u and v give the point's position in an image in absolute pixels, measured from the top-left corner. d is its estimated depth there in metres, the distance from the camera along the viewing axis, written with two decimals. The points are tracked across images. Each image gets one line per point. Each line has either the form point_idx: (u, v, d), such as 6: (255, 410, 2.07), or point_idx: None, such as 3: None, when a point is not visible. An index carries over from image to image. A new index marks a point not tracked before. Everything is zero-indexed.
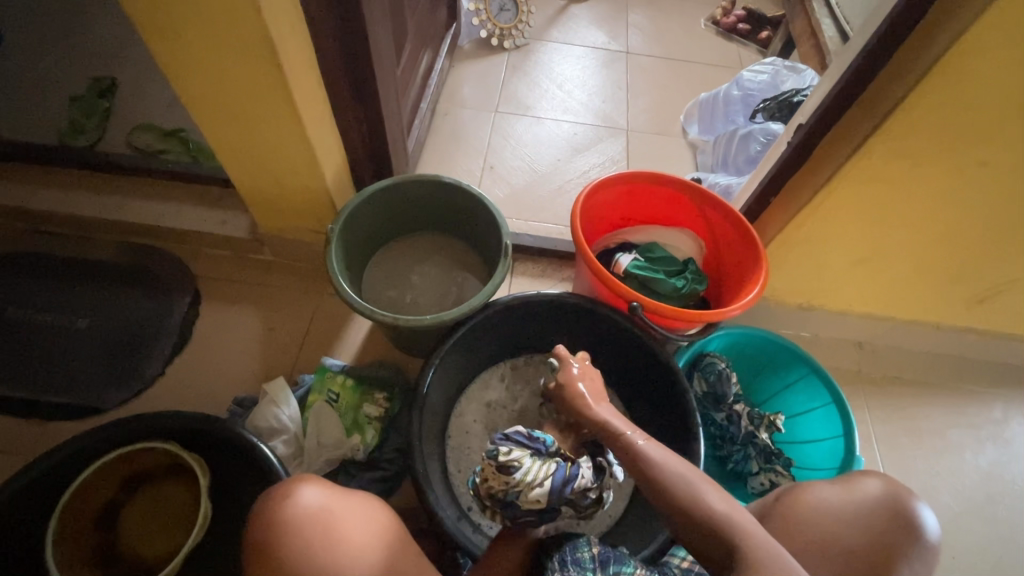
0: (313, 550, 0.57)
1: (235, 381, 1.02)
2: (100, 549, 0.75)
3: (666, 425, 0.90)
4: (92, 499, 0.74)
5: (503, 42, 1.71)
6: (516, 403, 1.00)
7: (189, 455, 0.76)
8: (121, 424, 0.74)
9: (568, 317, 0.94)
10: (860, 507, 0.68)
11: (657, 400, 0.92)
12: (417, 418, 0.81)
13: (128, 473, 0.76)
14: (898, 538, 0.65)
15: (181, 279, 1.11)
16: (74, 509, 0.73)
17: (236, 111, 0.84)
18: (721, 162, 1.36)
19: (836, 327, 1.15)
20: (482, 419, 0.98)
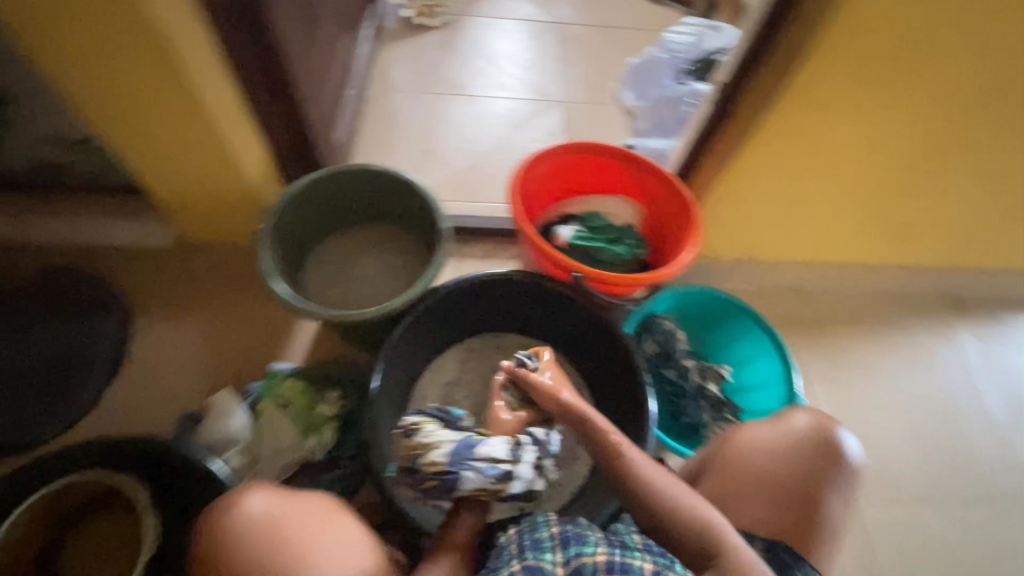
0: (261, 556, 0.57)
1: (180, 398, 0.99)
2: None
3: (618, 389, 0.93)
4: (31, 541, 0.72)
5: (429, 20, 1.67)
6: (473, 384, 1.01)
7: (118, 476, 0.73)
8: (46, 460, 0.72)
9: (516, 293, 0.94)
10: (790, 441, 0.72)
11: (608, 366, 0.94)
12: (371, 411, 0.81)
13: (63, 507, 0.74)
14: (826, 466, 0.70)
15: (106, 297, 1.05)
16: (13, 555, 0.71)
17: None
18: (655, 126, 1.37)
19: (773, 276, 1.21)
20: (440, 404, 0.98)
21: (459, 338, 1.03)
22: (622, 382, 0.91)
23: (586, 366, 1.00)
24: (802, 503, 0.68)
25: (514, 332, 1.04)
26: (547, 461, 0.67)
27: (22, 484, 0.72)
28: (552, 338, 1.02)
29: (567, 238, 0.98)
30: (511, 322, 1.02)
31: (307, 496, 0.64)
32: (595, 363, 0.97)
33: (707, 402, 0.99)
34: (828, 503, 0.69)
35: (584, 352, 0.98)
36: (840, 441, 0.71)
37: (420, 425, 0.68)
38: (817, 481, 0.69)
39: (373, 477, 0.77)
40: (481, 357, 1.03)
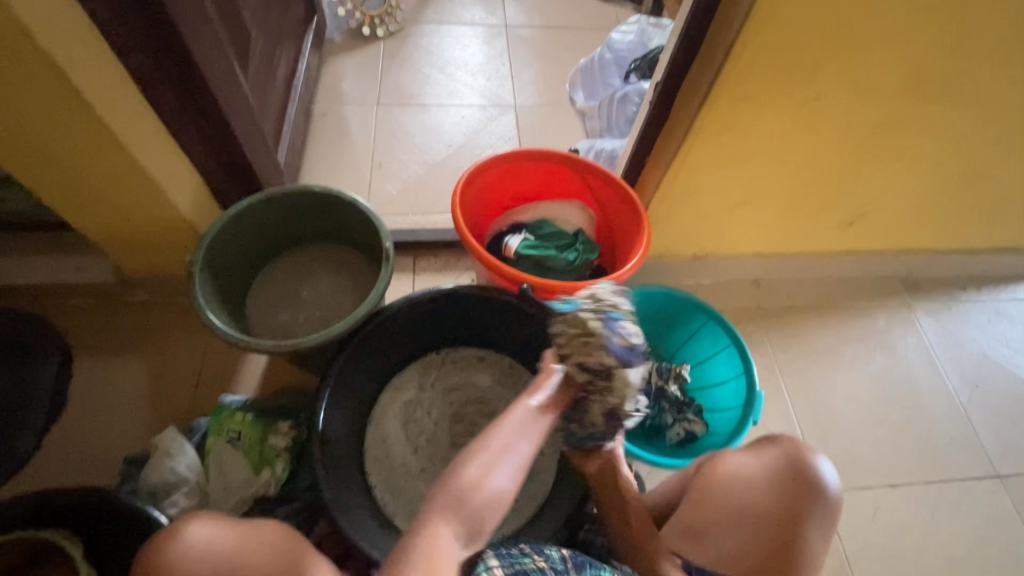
0: None
1: (124, 439, 0.94)
2: None
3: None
4: None
5: (376, 30, 1.64)
6: (433, 404, 0.99)
7: (47, 531, 0.70)
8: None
9: (467, 307, 0.92)
10: (771, 475, 0.69)
11: None
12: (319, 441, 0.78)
13: None
14: (805, 499, 0.67)
15: (43, 340, 1.00)
16: None
17: (47, 146, 0.75)
18: (607, 126, 1.36)
19: (731, 270, 1.20)
20: (400, 429, 0.96)
21: (416, 357, 1.00)
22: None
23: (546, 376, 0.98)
24: (784, 543, 0.65)
25: (472, 347, 1.02)
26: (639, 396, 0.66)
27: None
28: (510, 349, 1.00)
29: (517, 247, 0.97)
30: (468, 337, 1.00)
31: (253, 521, 0.64)
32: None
33: (669, 404, 0.98)
34: (811, 540, 0.66)
35: (542, 362, 0.97)
36: (821, 473, 0.68)
37: (603, 296, 0.68)
38: (795, 514, 0.66)
39: (324, 508, 0.76)
40: (439, 375, 1.00)
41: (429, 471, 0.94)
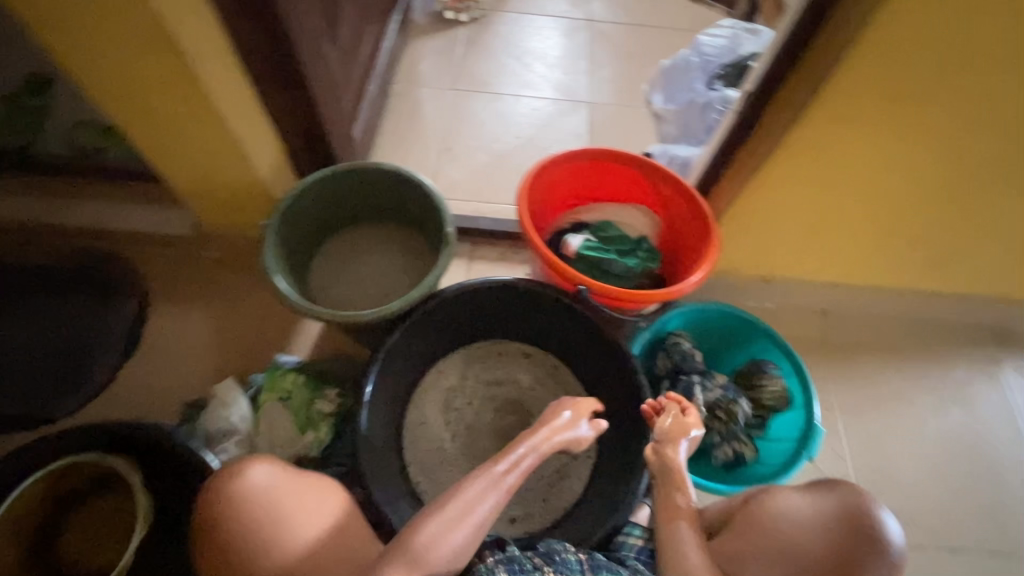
0: (259, 526, 0.61)
1: (187, 384, 1.01)
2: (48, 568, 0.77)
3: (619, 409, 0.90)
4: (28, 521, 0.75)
5: (460, 16, 1.65)
6: (473, 392, 0.99)
7: (113, 459, 0.76)
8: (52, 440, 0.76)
9: (519, 302, 0.92)
10: (821, 514, 0.66)
11: (611, 383, 0.91)
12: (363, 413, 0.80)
13: (61, 490, 0.77)
14: (862, 553, 0.61)
15: (127, 282, 1.08)
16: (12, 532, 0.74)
17: (150, 104, 0.80)
18: (682, 132, 1.31)
19: (797, 296, 1.14)
20: (439, 411, 0.97)
21: (462, 344, 1.01)
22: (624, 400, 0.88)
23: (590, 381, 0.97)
24: None
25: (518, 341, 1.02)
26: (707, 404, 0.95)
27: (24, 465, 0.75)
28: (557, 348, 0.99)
29: (577, 247, 0.95)
30: (516, 330, 1.00)
31: (308, 475, 0.69)
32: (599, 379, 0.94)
33: (719, 425, 0.94)
34: None
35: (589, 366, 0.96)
36: (880, 524, 0.62)
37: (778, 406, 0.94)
38: (847, 565, 0.62)
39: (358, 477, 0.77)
40: (483, 364, 1.01)
41: (463, 455, 0.95)
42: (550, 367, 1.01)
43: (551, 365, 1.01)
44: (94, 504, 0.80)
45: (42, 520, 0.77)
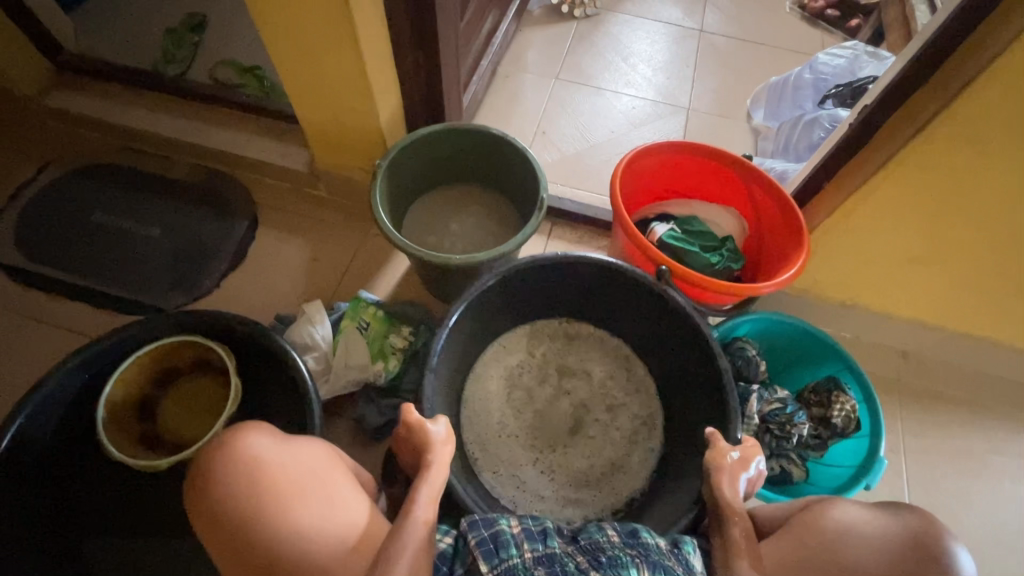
0: (246, 495, 0.59)
1: (280, 303, 1.11)
2: (145, 433, 0.86)
3: (695, 401, 0.89)
4: (135, 387, 0.85)
5: (574, 10, 1.69)
6: (540, 373, 1.03)
7: (218, 345, 0.86)
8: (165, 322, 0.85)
9: (606, 282, 0.93)
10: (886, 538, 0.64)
11: (690, 380, 0.90)
12: (441, 338, 0.81)
13: (167, 365, 0.87)
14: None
15: (242, 205, 1.20)
16: (123, 393, 0.84)
17: (304, 43, 0.89)
18: (781, 148, 1.28)
19: (879, 330, 1.10)
20: (504, 384, 1.01)
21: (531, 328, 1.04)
22: (698, 393, 0.88)
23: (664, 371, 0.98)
24: None
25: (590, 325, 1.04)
26: (765, 414, 0.94)
27: (138, 335, 0.85)
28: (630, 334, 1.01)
29: (661, 235, 0.97)
30: (592, 313, 1.02)
31: (308, 453, 0.65)
32: (672, 371, 0.95)
33: (770, 438, 0.93)
34: None
35: (664, 357, 0.96)
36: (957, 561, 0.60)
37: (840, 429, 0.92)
38: None
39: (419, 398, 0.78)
40: (551, 348, 1.05)
41: (523, 429, 0.99)
42: (616, 359, 1.04)
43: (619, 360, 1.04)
44: (188, 384, 0.90)
45: (146, 388, 0.87)
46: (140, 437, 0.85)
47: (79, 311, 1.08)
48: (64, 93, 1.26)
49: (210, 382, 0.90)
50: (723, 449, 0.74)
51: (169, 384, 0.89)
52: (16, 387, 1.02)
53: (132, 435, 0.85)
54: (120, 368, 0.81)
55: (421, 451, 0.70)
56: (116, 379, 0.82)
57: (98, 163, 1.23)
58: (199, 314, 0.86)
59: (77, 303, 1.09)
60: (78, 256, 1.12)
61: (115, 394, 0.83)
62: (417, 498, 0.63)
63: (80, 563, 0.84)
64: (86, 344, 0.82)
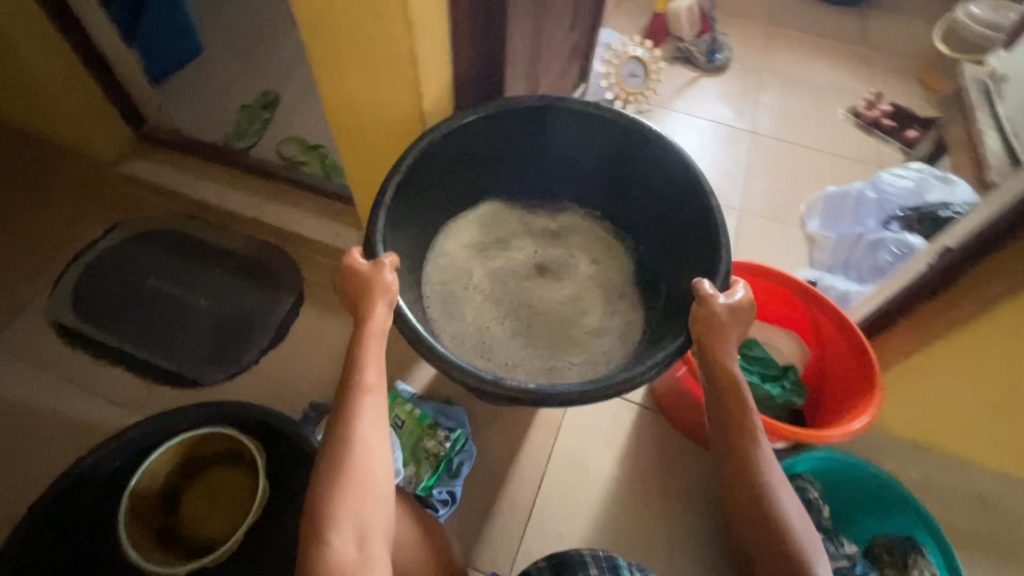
0: None
1: (316, 385, 1.09)
2: (164, 527, 0.82)
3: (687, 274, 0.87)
4: (162, 477, 0.82)
5: (627, 105, 1.73)
6: (515, 247, 1.05)
7: (248, 440, 0.82)
8: (203, 410, 0.84)
9: (605, 138, 0.90)
10: None
11: (669, 208, 0.90)
12: (393, 182, 0.75)
13: (196, 454, 0.84)
14: None
15: (291, 279, 1.21)
16: (149, 483, 0.81)
17: (373, 141, 0.92)
18: (841, 265, 1.24)
19: (954, 475, 0.99)
20: (470, 245, 1.02)
21: (507, 199, 1.06)
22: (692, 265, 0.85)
23: (642, 225, 1.00)
24: None
25: (571, 197, 1.06)
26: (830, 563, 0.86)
27: (175, 422, 0.84)
28: (614, 203, 1.03)
29: None
30: (581, 179, 1.02)
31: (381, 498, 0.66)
32: (652, 221, 0.97)
33: None
34: None
35: (653, 221, 0.96)
36: None
37: None
38: None
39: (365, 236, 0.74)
40: (518, 227, 1.06)
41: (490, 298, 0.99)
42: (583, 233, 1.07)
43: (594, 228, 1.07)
44: (214, 476, 0.86)
45: (173, 478, 0.84)
46: (158, 532, 0.81)
47: (117, 377, 1.08)
48: (142, 161, 1.34)
49: (236, 477, 0.86)
50: (713, 299, 0.69)
51: (195, 476, 0.85)
52: (43, 454, 1.01)
53: (151, 531, 0.81)
54: (150, 459, 0.80)
55: (367, 300, 0.68)
56: (146, 467, 0.80)
57: (159, 229, 1.27)
58: (238, 405, 0.85)
59: (118, 368, 1.09)
60: (127, 321, 1.14)
61: (141, 485, 0.80)
62: (366, 366, 0.64)
63: None
64: (128, 427, 0.82)
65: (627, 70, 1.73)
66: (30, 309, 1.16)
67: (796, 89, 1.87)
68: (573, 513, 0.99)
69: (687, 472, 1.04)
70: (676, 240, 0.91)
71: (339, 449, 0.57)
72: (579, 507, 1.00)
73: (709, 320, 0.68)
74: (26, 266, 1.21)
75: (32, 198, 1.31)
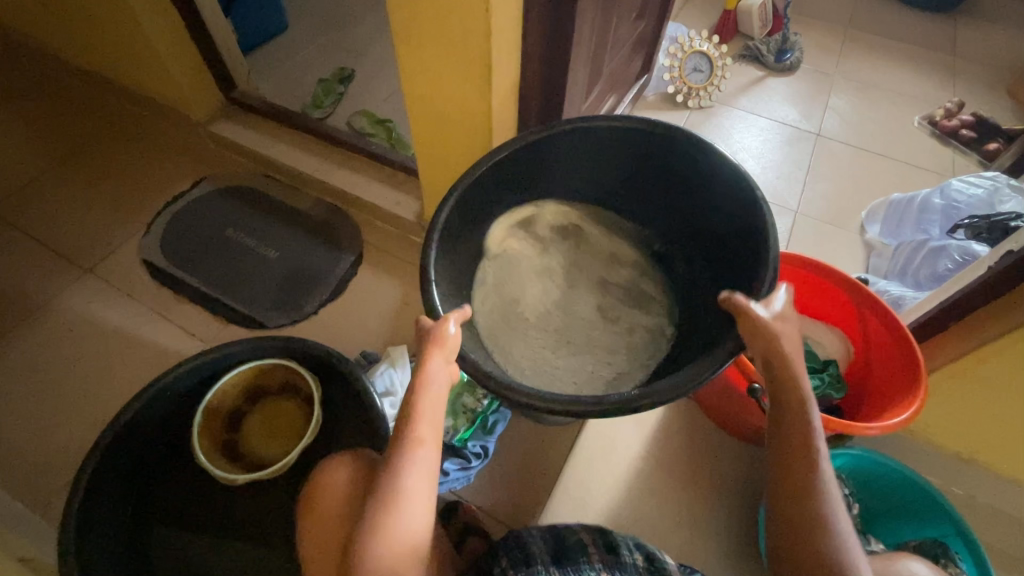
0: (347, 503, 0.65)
1: (367, 339, 1.18)
2: (227, 444, 0.92)
3: (742, 264, 0.82)
4: (228, 399, 0.91)
5: (688, 100, 1.72)
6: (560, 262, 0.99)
7: (308, 373, 0.91)
8: (265, 344, 0.91)
9: (629, 142, 0.86)
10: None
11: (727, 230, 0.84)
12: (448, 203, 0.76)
13: (259, 382, 0.93)
14: None
15: (353, 242, 1.30)
16: (218, 403, 0.90)
17: (440, 113, 0.98)
18: (898, 271, 1.21)
19: (997, 494, 0.97)
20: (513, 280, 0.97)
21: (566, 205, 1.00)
22: (743, 254, 0.81)
23: (686, 226, 0.95)
24: None
25: (598, 210, 1.02)
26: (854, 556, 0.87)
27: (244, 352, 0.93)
28: (642, 207, 0.99)
29: None
30: (610, 191, 0.98)
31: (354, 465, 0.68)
32: (692, 217, 0.92)
33: None
34: None
35: (688, 215, 0.92)
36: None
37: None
38: None
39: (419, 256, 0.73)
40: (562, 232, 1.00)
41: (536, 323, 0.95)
42: (621, 242, 1.03)
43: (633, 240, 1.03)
44: (274, 404, 0.95)
45: (239, 402, 0.93)
46: (222, 447, 0.91)
47: (194, 314, 1.20)
48: (228, 123, 1.45)
49: (294, 407, 0.95)
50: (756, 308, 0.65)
51: (256, 402, 0.94)
52: (128, 376, 1.13)
53: (217, 446, 0.90)
54: (222, 380, 0.89)
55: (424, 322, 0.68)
56: (215, 389, 0.89)
57: (241, 186, 1.39)
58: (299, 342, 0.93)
59: (196, 306, 1.21)
60: (208, 266, 1.26)
61: (211, 404, 0.90)
62: (420, 414, 0.62)
63: (147, 553, 0.90)
64: (200, 352, 0.91)
65: (691, 65, 1.72)
66: (125, 249, 1.29)
67: (869, 94, 1.81)
68: (599, 484, 1.02)
69: (715, 458, 1.05)
70: (724, 233, 0.86)
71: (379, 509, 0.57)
72: (604, 478, 1.03)
73: (769, 331, 0.65)
74: (125, 210, 1.36)
75: (133, 152, 1.46)
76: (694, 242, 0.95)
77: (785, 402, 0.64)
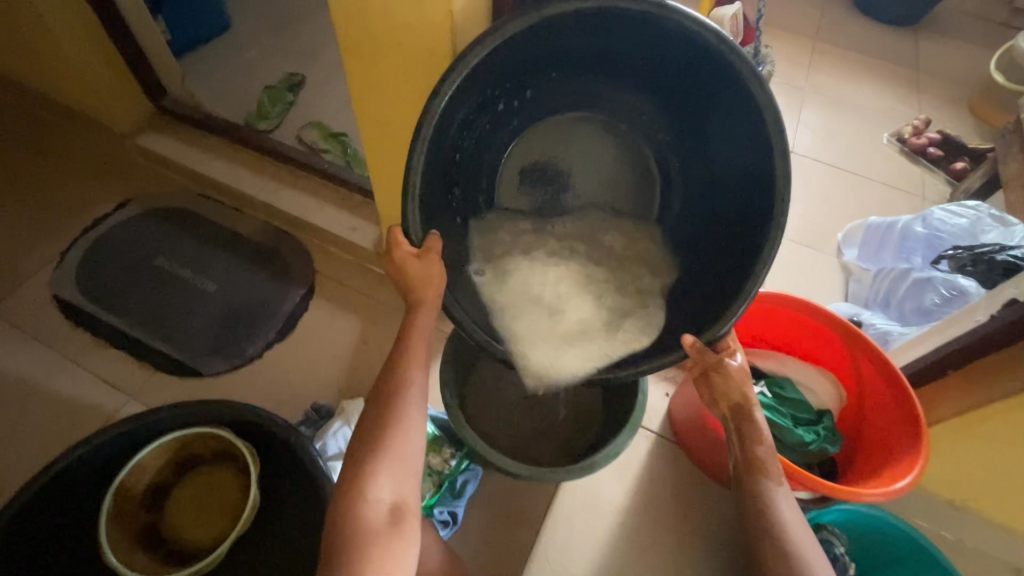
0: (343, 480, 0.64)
1: (319, 385, 1.05)
2: (147, 529, 0.78)
3: (753, 243, 0.61)
4: (146, 477, 0.77)
5: None
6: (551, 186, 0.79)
7: (242, 443, 0.77)
8: (188, 409, 0.78)
9: (660, 37, 0.60)
10: None
11: (754, 179, 0.62)
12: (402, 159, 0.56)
13: (184, 455, 0.80)
14: None
15: (303, 272, 1.17)
16: (130, 485, 0.76)
17: (399, 136, 0.87)
18: (881, 301, 1.18)
19: (986, 539, 0.93)
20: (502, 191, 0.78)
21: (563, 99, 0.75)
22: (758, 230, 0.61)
23: (711, 184, 0.72)
24: None
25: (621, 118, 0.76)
26: None
27: (164, 419, 0.78)
28: (677, 128, 0.73)
29: None
30: (643, 96, 0.73)
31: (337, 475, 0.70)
32: (726, 165, 0.68)
33: None
34: None
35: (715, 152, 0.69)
36: None
37: None
38: None
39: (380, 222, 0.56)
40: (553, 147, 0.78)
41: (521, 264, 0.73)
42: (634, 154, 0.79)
43: (647, 170, 0.79)
44: (204, 476, 0.81)
45: (160, 476, 0.79)
46: (141, 535, 0.77)
47: (116, 360, 1.05)
48: (157, 135, 1.28)
49: (227, 478, 0.81)
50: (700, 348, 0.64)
51: (184, 474, 0.81)
52: (31, 437, 0.97)
53: (134, 534, 0.77)
54: (137, 457, 0.75)
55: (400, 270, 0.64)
56: (126, 470, 0.75)
57: (170, 208, 1.23)
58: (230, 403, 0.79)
59: (118, 350, 1.06)
60: (131, 304, 1.10)
61: (125, 484, 0.76)
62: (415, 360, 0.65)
63: None
64: (109, 424, 0.76)
65: None
66: (33, 282, 1.12)
67: (839, 109, 1.79)
68: (579, 542, 0.94)
69: (703, 511, 0.97)
70: (757, 202, 0.63)
71: (378, 426, 0.61)
72: (585, 538, 0.94)
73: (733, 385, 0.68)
74: (33, 237, 1.18)
75: (44, 169, 1.28)
76: (712, 205, 0.72)
77: (743, 432, 0.67)
